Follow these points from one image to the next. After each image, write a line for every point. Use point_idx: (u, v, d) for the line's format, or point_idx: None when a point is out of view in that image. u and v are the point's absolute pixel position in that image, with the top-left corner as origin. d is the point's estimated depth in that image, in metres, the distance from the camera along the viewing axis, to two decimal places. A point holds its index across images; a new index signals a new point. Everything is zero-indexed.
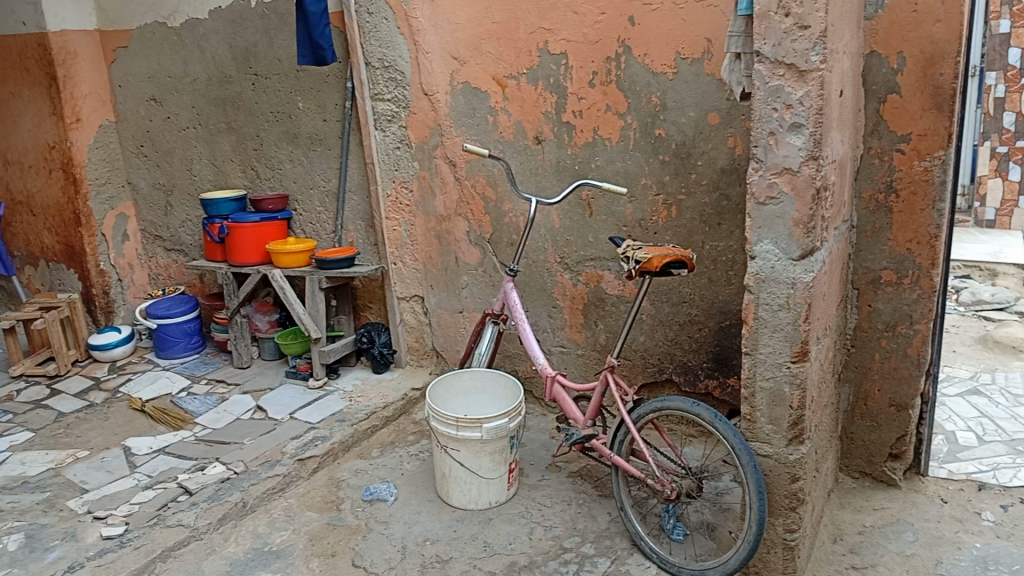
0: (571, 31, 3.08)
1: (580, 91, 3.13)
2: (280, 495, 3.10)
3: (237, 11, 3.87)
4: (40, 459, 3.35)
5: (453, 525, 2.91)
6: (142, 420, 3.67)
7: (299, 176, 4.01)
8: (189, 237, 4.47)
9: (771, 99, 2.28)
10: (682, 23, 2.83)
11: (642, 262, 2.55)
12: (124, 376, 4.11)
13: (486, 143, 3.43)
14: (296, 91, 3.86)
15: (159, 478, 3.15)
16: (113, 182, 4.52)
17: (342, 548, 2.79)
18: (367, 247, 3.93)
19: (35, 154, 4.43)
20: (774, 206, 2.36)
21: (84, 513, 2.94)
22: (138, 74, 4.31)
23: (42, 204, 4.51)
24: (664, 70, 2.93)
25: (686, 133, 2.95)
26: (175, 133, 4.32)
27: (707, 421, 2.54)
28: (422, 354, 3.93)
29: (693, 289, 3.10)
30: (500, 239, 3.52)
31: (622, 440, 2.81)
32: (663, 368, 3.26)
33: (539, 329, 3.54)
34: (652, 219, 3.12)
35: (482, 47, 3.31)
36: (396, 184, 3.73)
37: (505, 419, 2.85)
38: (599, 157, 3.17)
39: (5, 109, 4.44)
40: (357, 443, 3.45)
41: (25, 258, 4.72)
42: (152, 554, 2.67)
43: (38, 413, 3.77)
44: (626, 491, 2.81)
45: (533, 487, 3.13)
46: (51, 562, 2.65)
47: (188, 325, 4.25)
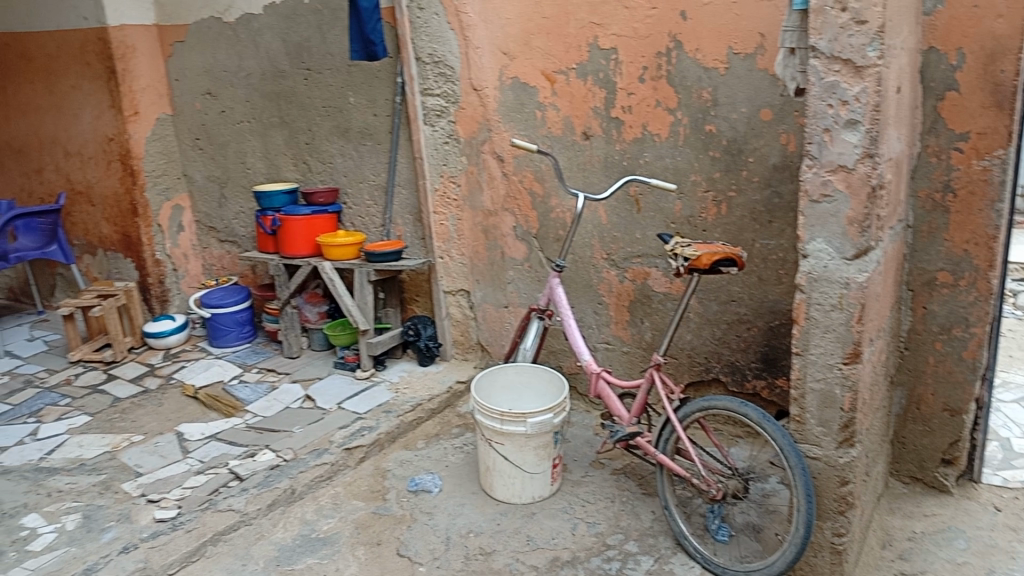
0: (621, 26, 3.06)
1: (630, 86, 3.11)
2: (327, 483, 3.15)
3: (290, 7, 3.93)
4: (97, 442, 3.45)
5: (496, 518, 2.92)
6: (195, 407, 3.77)
7: (349, 170, 4.06)
8: (242, 229, 4.56)
9: (826, 95, 2.25)
10: (735, 18, 2.80)
11: (691, 259, 2.54)
12: (178, 364, 4.21)
13: (534, 138, 3.43)
14: (347, 86, 3.91)
15: (211, 463, 3.22)
16: (170, 174, 4.63)
17: (387, 537, 2.83)
18: (415, 240, 3.97)
19: (94, 146, 4.55)
20: (827, 204, 2.32)
21: (139, 496, 3.02)
22: (195, 68, 4.40)
23: (101, 194, 4.64)
24: (716, 65, 2.89)
25: (738, 130, 2.92)
26: (230, 127, 4.40)
27: (754, 421, 2.51)
28: (467, 348, 3.96)
29: (742, 287, 3.06)
30: (546, 234, 3.52)
31: (668, 439, 2.78)
32: (710, 367, 3.24)
33: (585, 325, 3.54)
34: (701, 217, 3.10)
35: (532, 43, 3.31)
36: (444, 179, 3.75)
37: (549, 414, 2.85)
38: (648, 153, 3.15)
39: (67, 102, 4.57)
40: (402, 435, 3.49)
41: (84, 247, 4.86)
42: (203, 538, 2.74)
43: (95, 397, 3.89)
44: (671, 490, 2.79)
45: (577, 483, 3.13)
46: (107, 542, 2.73)
47: (240, 314, 4.34)
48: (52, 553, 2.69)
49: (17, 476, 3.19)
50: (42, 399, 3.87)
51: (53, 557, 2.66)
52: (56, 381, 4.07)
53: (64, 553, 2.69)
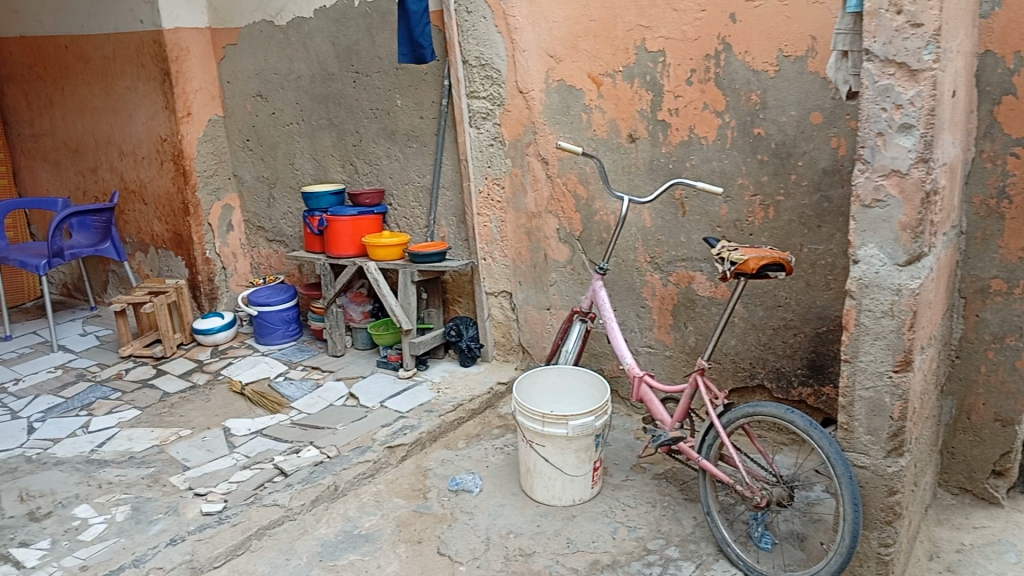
0: (669, 28, 3.05)
1: (677, 89, 3.10)
2: (369, 481, 3.18)
3: (341, 10, 3.99)
4: (146, 436, 3.53)
5: (536, 519, 2.93)
6: (241, 403, 3.83)
7: (395, 172, 4.10)
8: (289, 229, 4.62)
9: (880, 98, 2.21)
10: (786, 20, 2.77)
11: (738, 263, 2.51)
12: (225, 360, 4.29)
13: (578, 141, 3.43)
14: (394, 88, 3.95)
15: (256, 459, 3.28)
16: (220, 175, 4.72)
17: (427, 535, 2.85)
18: (458, 242, 3.99)
19: (147, 146, 4.67)
20: (880, 209, 2.28)
21: (186, 489, 3.08)
22: (246, 71, 4.48)
23: (153, 193, 4.75)
24: (766, 67, 2.87)
25: (787, 133, 2.88)
26: (279, 128, 4.47)
27: (801, 428, 2.48)
28: (508, 349, 3.97)
29: (789, 292, 3.03)
30: (590, 236, 3.51)
31: (711, 445, 2.74)
32: (754, 373, 3.20)
33: (627, 329, 3.52)
34: (748, 220, 3.07)
35: (579, 46, 3.31)
36: (488, 181, 3.77)
37: (591, 417, 2.84)
38: (694, 156, 3.13)
39: (121, 103, 4.70)
40: (443, 434, 3.51)
41: (136, 245, 4.98)
42: (248, 532, 2.79)
43: (144, 392, 3.97)
44: (714, 496, 2.76)
45: (618, 487, 3.11)
46: (155, 534, 2.79)
47: (287, 313, 4.40)
48: (103, 543, 2.76)
49: (70, 467, 3.27)
50: (93, 393, 3.98)
51: (104, 547, 2.73)
52: (107, 375, 4.18)
53: (114, 543, 2.75)
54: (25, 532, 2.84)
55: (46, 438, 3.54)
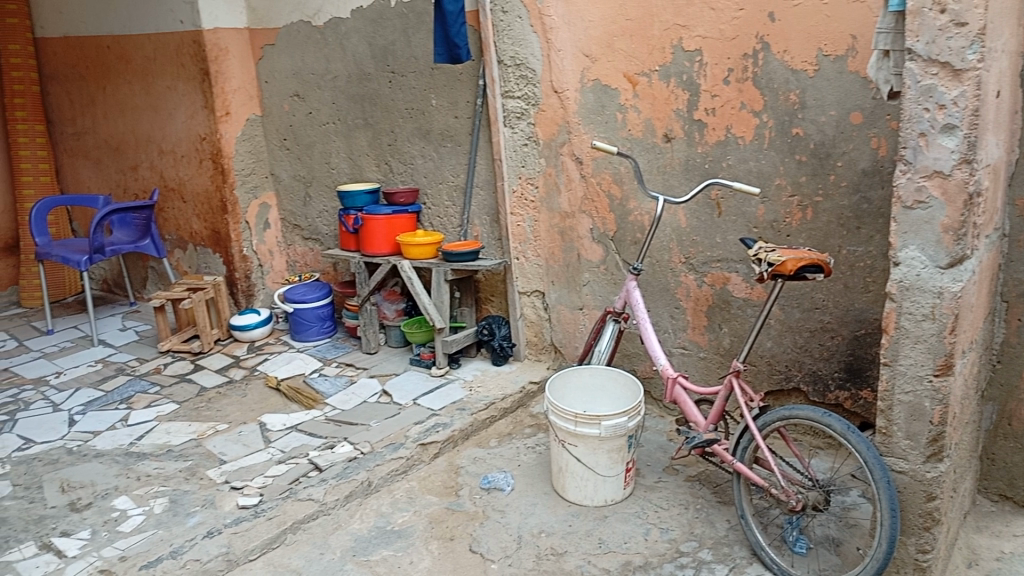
0: (707, 27, 3.03)
1: (714, 88, 3.08)
2: (402, 477, 3.21)
3: (377, 11, 4.02)
4: (184, 429, 3.59)
5: (568, 519, 2.93)
6: (276, 398, 3.88)
7: (430, 171, 4.13)
8: (325, 227, 4.67)
9: (923, 98, 2.18)
10: (825, 19, 2.74)
11: (775, 264, 2.49)
12: (261, 356, 4.34)
13: (613, 140, 3.42)
14: (430, 88, 3.97)
15: (291, 453, 3.32)
16: (258, 173, 4.78)
17: (459, 532, 2.86)
18: (492, 241, 4.00)
19: (187, 145, 4.74)
20: (921, 210, 2.25)
21: (222, 482, 3.13)
22: (284, 71, 4.54)
23: (192, 191, 4.83)
24: (805, 67, 2.84)
25: (826, 133, 2.85)
26: (315, 128, 4.52)
27: (838, 432, 2.44)
28: (540, 348, 3.97)
29: (826, 295, 2.99)
30: (623, 237, 3.50)
31: (746, 447, 2.72)
32: (790, 376, 3.17)
33: (660, 329, 3.51)
34: (785, 221, 3.04)
35: (615, 45, 3.30)
36: (522, 180, 3.77)
37: (624, 418, 2.83)
38: (731, 156, 3.11)
39: (162, 102, 4.78)
40: (475, 433, 3.52)
41: (175, 242, 5.07)
42: (283, 526, 2.82)
43: (182, 386, 4.04)
44: (748, 499, 2.73)
45: (650, 488, 3.10)
46: (193, 526, 2.84)
47: (322, 310, 4.44)
48: (141, 534, 2.81)
49: (110, 459, 3.34)
50: (132, 387, 4.05)
51: (142, 538, 2.78)
52: (146, 369, 4.26)
53: (152, 535, 2.80)
54: (66, 522, 2.90)
55: (86, 430, 3.62)
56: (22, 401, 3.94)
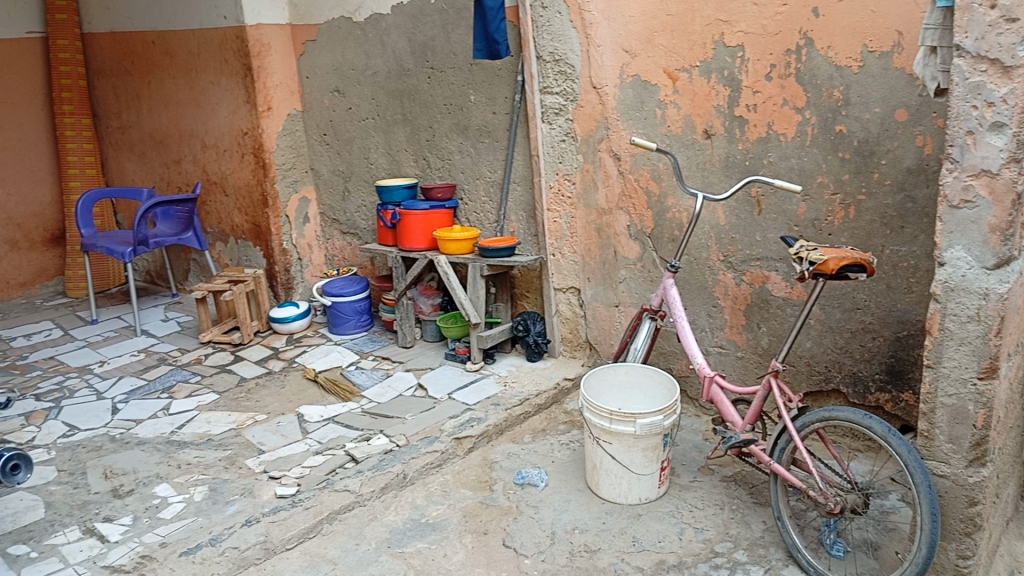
0: (749, 22, 3.00)
1: (756, 84, 3.05)
2: (436, 471, 3.23)
3: (418, 7, 4.05)
4: (224, 419, 3.65)
5: (602, 516, 2.92)
6: (314, 390, 3.93)
7: (467, 167, 4.14)
8: (363, 222, 4.72)
9: (971, 96, 2.13)
10: (870, 15, 2.70)
11: (817, 263, 2.46)
12: (300, 348, 4.40)
13: (652, 137, 3.40)
14: (468, 84, 3.99)
15: (329, 445, 3.36)
16: (298, 168, 4.85)
17: (493, 527, 2.87)
18: (528, 237, 4.01)
19: (229, 139, 4.82)
20: (968, 210, 2.20)
21: (261, 472, 3.19)
22: (325, 66, 4.58)
23: (234, 185, 4.90)
24: (849, 63, 2.80)
25: (870, 131, 2.82)
26: (355, 123, 4.57)
27: (879, 434, 2.40)
28: (576, 345, 3.97)
29: (868, 295, 2.95)
30: (661, 234, 3.48)
31: (783, 448, 2.68)
32: (830, 377, 3.13)
33: (697, 328, 3.49)
34: (827, 220, 3.01)
35: (656, 40, 3.28)
36: (560, 177, 3.77)
37: (660, 416, 2.81)
38: (773, 153, 3.07)
39: (205, 97, 4.86)
40: (509, 428, 3.53)
41: (217, 235, 5.15)
42: (320, 516, 2.86)
43: (222, 377, 4.12)
44: (785, 500, 2.70)
45: (685, 488, 3.08)
46: (232, 514, 2.89)
47: (359, 304, 4.50)
48: (181, 521, 2.87)
49: (151, 447, 3.41)
50: (174, 376, 4.14)
51: (182, 525, 2.84)
52: (187, 360, 4.34)
53: (192, 523, 2.86)
54: (109, 508, 2.97)
55: (129, 418, 3.70)
56: (67, 389, 4.05)
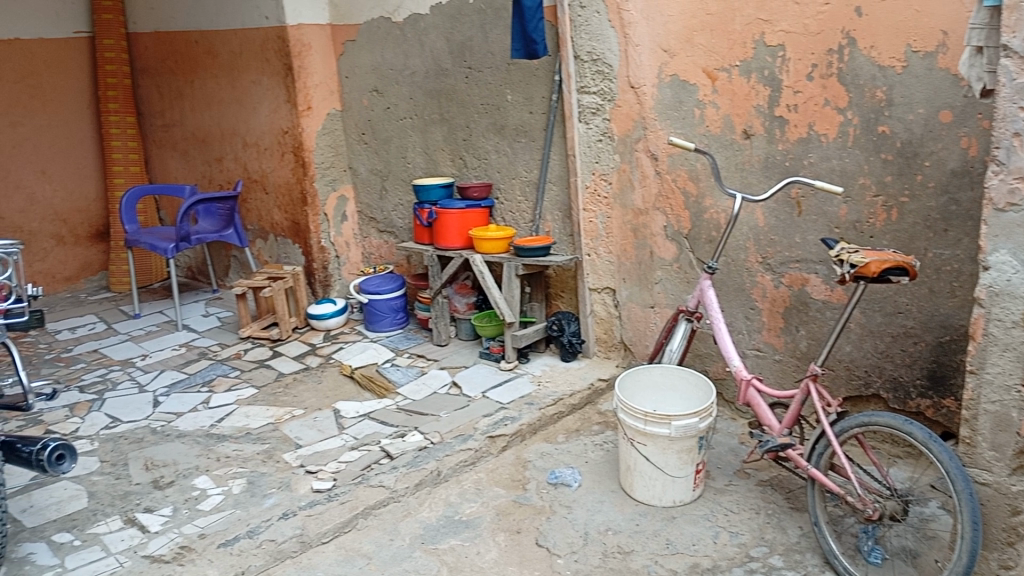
0: (791, 22, 2.97)
1: (797, 84, 3.01)
2: (470, 469, 3.25)
3: (456, 7, 4.07)
4: (262, 414, 3.71)
5: (635, 518, 2.91)
6: (350, 386, 3.97)
7: (503, 167, 4.16)
8: (400, 220, 4.76)
9: (1018, 96, 2.09)
10: (915, 14, 2.67)
11: (858, 266, 2.42)
12: (337, 345, 4.46)
13: (690, 137, 3.38)
14: (505, 83, 4.00)
15: (364, 440, 3.40)
16: (337, 167, 4.90)
17: (526, 526, 2.88)
18: (563, 236, 4.00)
19: (270, 138, 4.89)
20: (1014, 213, 2.15)
21: (298, 466, 3.23)
22: (364, 66, 4.63)
23: (274, 183, 4.97)
24: (892, 63, 2.76)
25: (914, 131, 2.77)
26: (393, 123, 4.61)
27: (919, 441, 2.36)
28: (610, 346, 3.96)
29: (910, 299, 2.90)
30: (698, 235, 3.46)
31: (821, 453, 2.64)
32: (870, 382, 3.08)
33: (734, 330, 3.46)
34: (868, 222, 2.96)
35: (695, 40, 3.26)
36: (596, 177, 3.76)
37: (695, 418, 2.80)
38: (813, 154, 3.04)
39: (246, 96, 4.94)
40: (543, 427, 3.54)
41: (257, 232, 5.23)
42: (355, 510, 2.90)
43: (261, 372, 4.18)
44: (822, 506, 2.67)
45: (720, 491, 3.06)
46: (269, 507, 2.94)
47: (395, 302, 4.53)
48: (220, 513, 2.92)
49: (191, 440, 3.48)
50: (213, 371, 4.21)
51: (221, 517, 2.89)
52: (226, 355, 4.42)
53: (231, 515, 2.91)
54: (150, 499, 3.04)
55: (169, 411, 3.78)
56: (110, 381, 4.15)
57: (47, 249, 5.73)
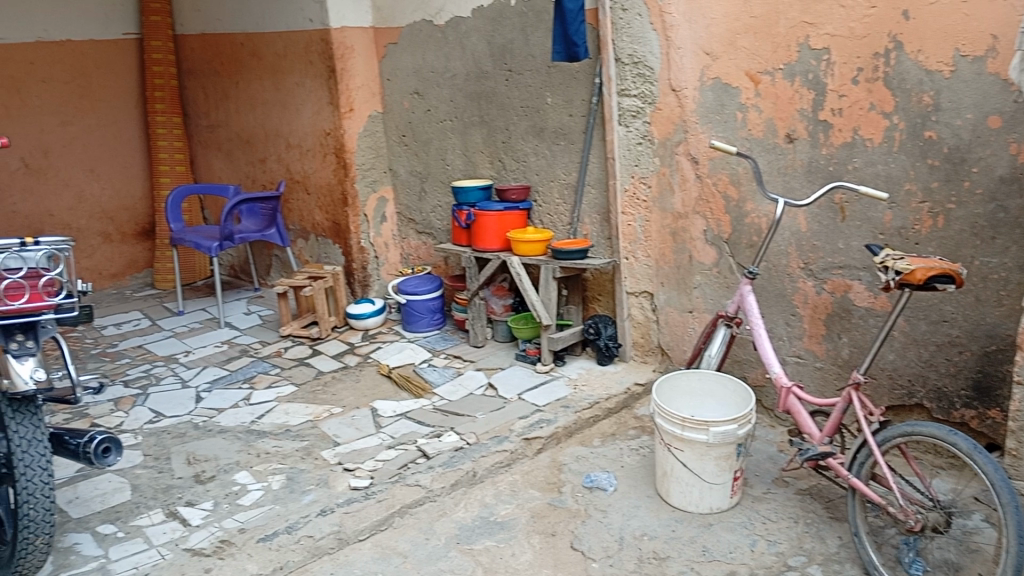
0: (836, 25, 2.93)
1: (842, 88, 2.97)
2: (505, 470, 3.26)
3: (497, 10, 4.09)
4: (301, 411, 3.77)
5: (671, 524, 2.89)
6: (388, 385, 4.01)
7: (542, 169, 4.16)
8: (438, 222, 4.79)
9: None
10: (964, 18, 2.62)
11: (903, 273, 2.38)
12: (374, 344, 4.50)
13: (732, 140, 3.35)
14: (545, 86, 4.01)
15: (401, 439, 3.43)
16: (377, 168, 4.95)
17: (561, 529, 2.88)
18: (601, 240, 4.00)
19: (312, 139, 4.96)
20: None
21: (336, 463, 3.27)
22: (405, 69, 4.67)
23: (316, 184, 5.04)
24: (940, 67, 2.72)
25: (962, 137, 2.72)
26: (433, 125, 4.64)
27: (964, 452, 2.30)
28: (647, 350, 3.93)
29: (956, 307, 2.84)
30: (738, 239, 3.43)
31: (863, 463, 2.59)
32: (913, 392, 3.02)
33: (774, 336, 3.41)
34: (914, 229, 2.91)
35: (738, 42, 3.23)
36: (635, 180, 3.75)
37: (734, 425, 2.77)
38: (858, 159, 2.99)
39: (290, 98, 5.02)
40: (579, 431, 3.54)
41: (298, 232, 5.31)
42: (392, 509, 2.93)
43: (301, 369, 4.25)
44: (863, 516, 2.62)
45: (758, 499, 3.02)
46: (308, 503, 2.98)
47: (432, 302, 4.57)
48: (259, 508, 2.97)
49: (232, 436, 3.55)
50: (254, 368, 4.29)
51: (260, 512, 2.94)
52: (267, 352, 4.49)
53: (270, 510, 2.96)
54: (191, 493, 3.10)
55: (211, 407, 3.86)
56: (154, 377, 4.24)
57: (95, 246, 5.87)
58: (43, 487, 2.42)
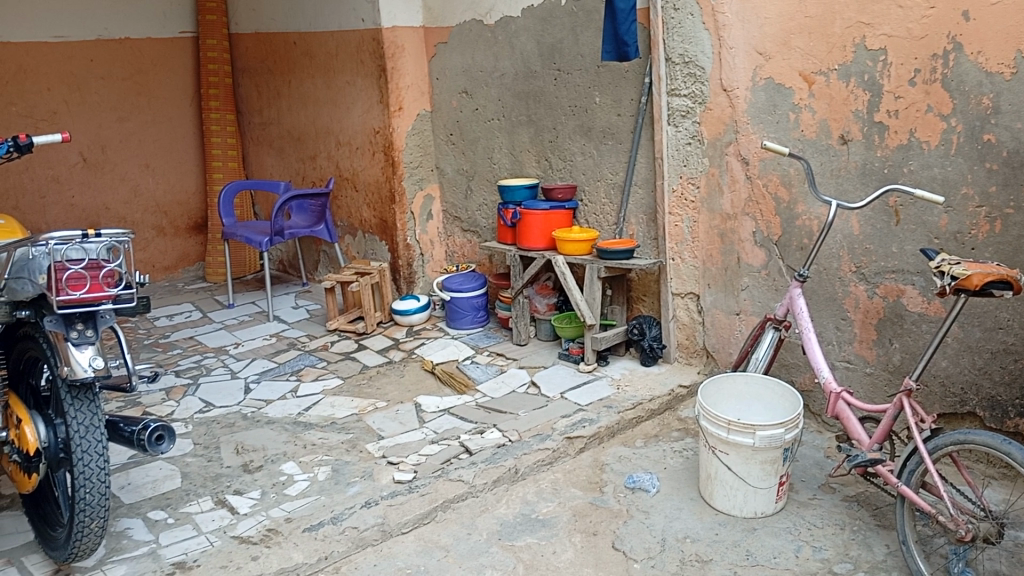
0: (894, 26, 2.88)
1: (898, 89, 2.92)
2: (547, 468, 3.27)
3: (548, 9, 4.10)
4: (347, 404, 3.82)
5: (715, 527, 2.87)
6: (431, 380, 4.05)
7: (589, 168, 4.16)
8: (484, 220, 4.82)
9: None
10: None
11: (959, 278, 2.33)
12: (419, 340, 4.55)
13: (784, 141, 3.30)
14: (594, 86, 4.01)
15: (444, 435, 3.46)
16: (424, 166, 4.99)
17: (603, 529, 2.88)
18: (648, 240, 3.98)
19: (362, 137, 5.03)
20: None
21: (380, 456, 3.32)
22: (454, 68, 4.71)
23: (364, 181, 5.11)
24: (1000, 69, 2.65)
25: (1022, 141, 2.66)
26: (480, 124, 4.67)
27: (1017, 462, 2.23)
28: (692, 352, 3.90)
29: (1012, 314, 2.78)
30: (788, 241, 3.39)
31: (912, 470, 2.53)
32: (966, 400, 2.95)
33: (823, 341, 3.35)
34: (971, 233, 2.84)
35: (792, 43, 3.19)
36: (683, 180, 3.72)
37: (781, 429, 2.74)
38: (913, 162, 2.93)
39: (341, 96, 5.10)
40: (622, 431, 3.53)
41: (346, 228, 5.39)
42: (434, 503, 2.95)
43: (346, 363, 4.31)
44: (911, 525, 2.56)
45: (803, 505, 2.98)
46: (353, 495, 3.03)
47: (477, 300, 4.60)
48: (306, 498, 3.03)
49: (279, 427, 3.62)
50: (302, 361, 4.36)
51: (306, 502, 3.00)
52: (314, 346, 4.57)
53: (316, 500, 3.01)
54: (240, 482, 3.18)
55: (259, 398, 3.94)
56: (204, 367, 4.35)
57: (149, 239, 6.03)
58: (100, 472, 2.51)
